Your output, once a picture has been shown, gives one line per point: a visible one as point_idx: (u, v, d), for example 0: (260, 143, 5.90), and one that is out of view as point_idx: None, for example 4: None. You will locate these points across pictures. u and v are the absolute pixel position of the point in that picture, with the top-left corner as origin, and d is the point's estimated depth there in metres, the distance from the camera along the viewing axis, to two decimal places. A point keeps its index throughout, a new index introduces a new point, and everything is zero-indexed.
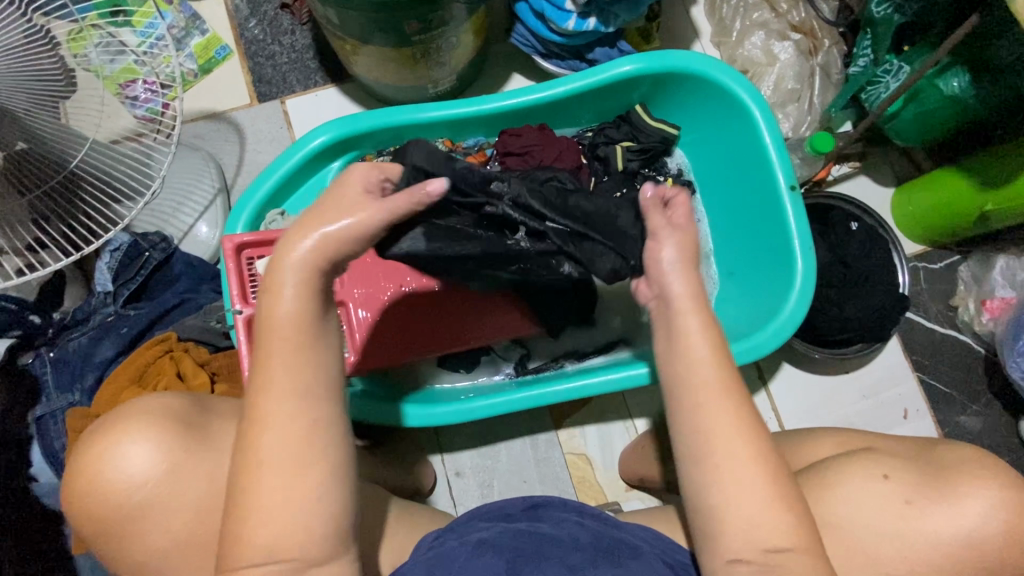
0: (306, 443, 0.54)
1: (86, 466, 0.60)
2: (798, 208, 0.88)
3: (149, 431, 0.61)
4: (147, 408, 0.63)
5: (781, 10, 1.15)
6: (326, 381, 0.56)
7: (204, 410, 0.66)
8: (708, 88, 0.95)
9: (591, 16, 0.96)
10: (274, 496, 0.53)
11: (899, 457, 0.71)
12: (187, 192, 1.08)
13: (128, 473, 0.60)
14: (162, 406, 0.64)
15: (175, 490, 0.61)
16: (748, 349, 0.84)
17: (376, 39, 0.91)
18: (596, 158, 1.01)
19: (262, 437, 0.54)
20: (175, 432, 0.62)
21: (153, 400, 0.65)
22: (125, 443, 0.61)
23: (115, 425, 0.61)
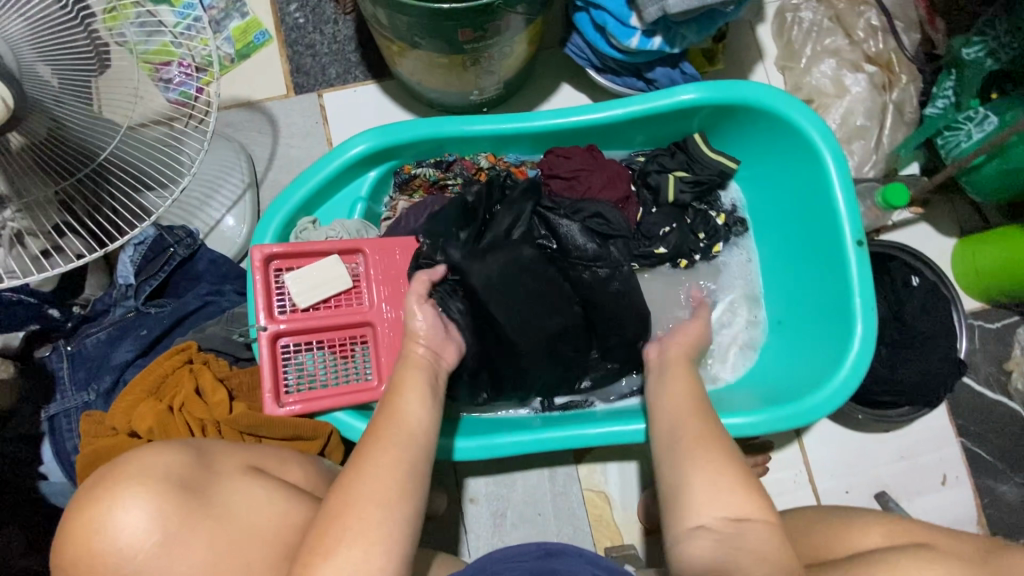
0: (398, 488, 0.61)
1: (84, 528, 0.55)
2: (863, 265, 0.82)
3: (148, 491, 0.57)
4: (148, 464, 0.59)
5: (857, 38, 1.07)
6: (423, 439, 0.65)
7: (206, 468, 0.63)
8: (776, 124, 0.88)
9: (656, 35, 0.89)
10: (360, 532, 0.57)
11: (956, 558, 0.65)
12: (217, 184, 1.04)
13: (122, 539, 0.55)
14: (165, 464, 0.60)
15: (173, 561, 0.56)
16: (793, 415, 0.80)
17: (425, 44, 0.85)
18: (647, 187, 0.95)
19: (364, 478, 0.60)
20: (178, 494, 0.58)
21: (152, 455, 0.61)
22: (122, 507, 0.56)
23: (111, 486, 0.57)
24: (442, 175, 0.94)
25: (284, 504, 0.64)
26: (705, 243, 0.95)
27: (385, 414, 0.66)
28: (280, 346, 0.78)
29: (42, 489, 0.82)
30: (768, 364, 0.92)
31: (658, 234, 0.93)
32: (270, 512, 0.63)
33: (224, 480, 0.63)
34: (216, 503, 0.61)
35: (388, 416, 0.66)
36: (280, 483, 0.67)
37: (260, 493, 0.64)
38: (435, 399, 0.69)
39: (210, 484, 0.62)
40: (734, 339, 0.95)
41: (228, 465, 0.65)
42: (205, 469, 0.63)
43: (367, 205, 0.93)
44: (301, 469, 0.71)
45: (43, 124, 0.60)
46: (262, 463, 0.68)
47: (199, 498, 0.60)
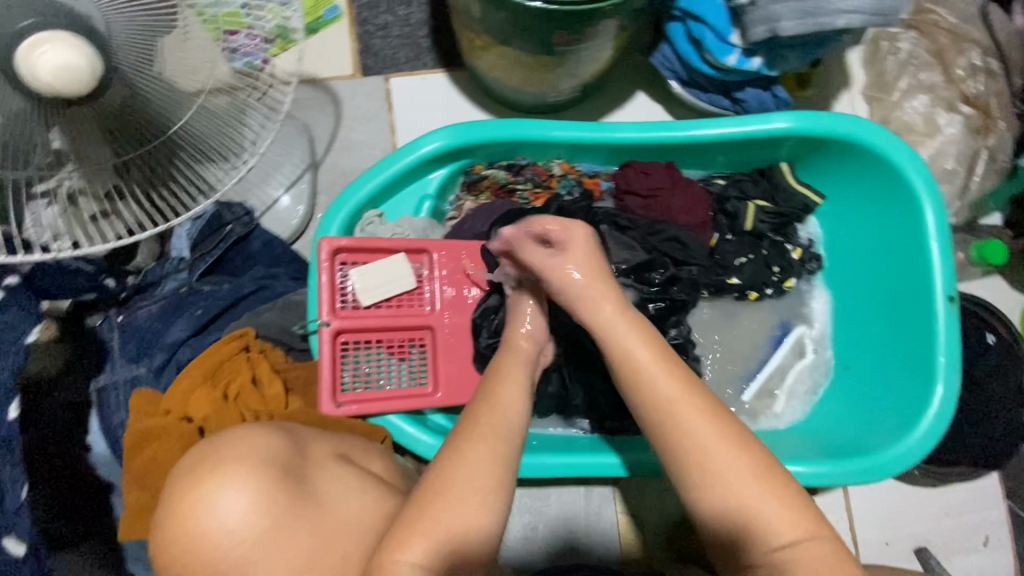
0: (500, 474, 0.57)
1: (180, 505, 0.51)
2: (953, 321, 0.78)
3: (251, 468, 0.53)
4: (250, 443, 0.56)
5: (955, 76, 1.01)
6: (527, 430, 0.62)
7: (300, 453, 0.60)
8: (873, 163, 0.83)
9: (756, 56, 0.85)
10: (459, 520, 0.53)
11: None
12: (278, 162, 1.01)
13: (222, 524, 0.51)
14: (265, 444, 0.57)
15: (274, 551, 0.52)
16: (861, 470, 0.76)
17: (516, 43, 0.82)
18: (724, 212, 0.91)
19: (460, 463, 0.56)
20: (280, 472, 0.55)
21: (252, 436, 0.57)
22: (226, 483, 0.52)
23: (215, 465, 0.53)
24: (513, 178, 0.91)
25: (376, 494, 0.60)
26: (779, 277, 0.91)
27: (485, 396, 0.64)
28: (340, 344, 0.76)
29: (87, 461, 0.79)
30: (832, 411, 0.88)
31: (733, 264, 0.89)
32: (365, 501, 0.59)
33: (321, 469, 0.60)
34: (313, 488, 0.57)
35: (490, 405, 0.62)
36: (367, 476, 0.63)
37: (353, 482, 0.61)
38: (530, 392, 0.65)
39: (308, 470, 0.59)
40: (797, 381, 0.91)
41: (318, 452, 0.62)
42: (300, 455, 0.60)
43: (434, 203, 0.90)
44: (382, 463, 0.68)
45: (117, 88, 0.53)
46: (349, 452, 0.66)
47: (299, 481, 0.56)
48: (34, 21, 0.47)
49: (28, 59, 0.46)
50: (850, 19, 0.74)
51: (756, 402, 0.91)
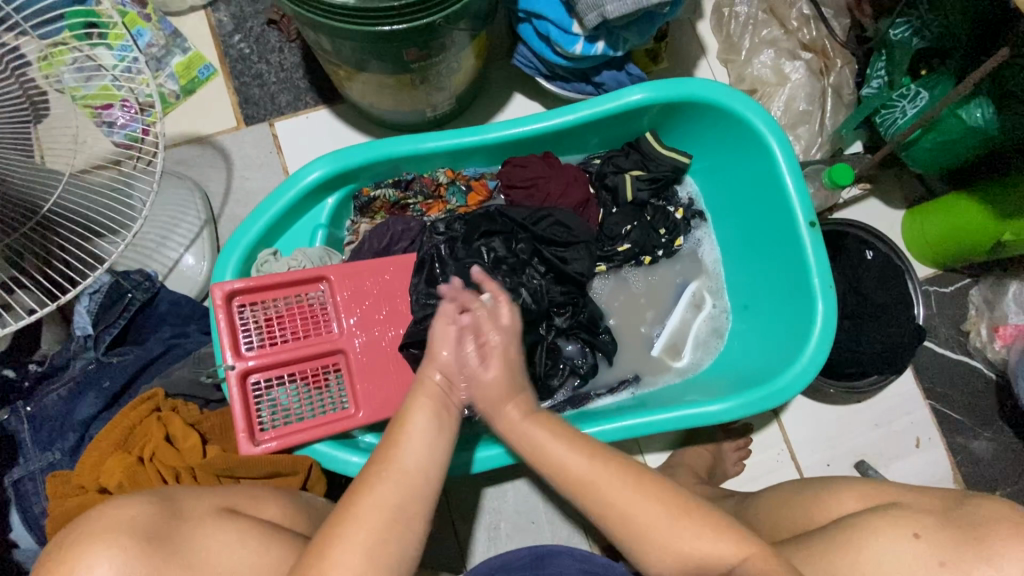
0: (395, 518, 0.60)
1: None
2: (817, 245, 0.85)
3: (127, 536, 0.55)
4: (117, 516, 0.56)
5: (791, 27, 1.10)
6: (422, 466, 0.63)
7: (176, 514, 0.60)
8: (722, 116, 0.90)
9: (599, 40, 0.91)
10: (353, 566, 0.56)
11: (927, 512, 0.66)
12: (173, 223, 1.02)
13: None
14: (133, 514, 0.57)
15: None
16: (764, 398, 0.82)
17: (373, 66, 0.86)
18: (605, 187, 0.96)
19: (361, 509, 0.60)
20: (146, 545, 0.55)
21: (118, 509, 0.57)
22: (93, 557, 0.53)
23: (85, 540, 0.55)
24: (402, 194, 0.94)
25: (251, 550, 0.60)
26: (667, 238, 0.97)
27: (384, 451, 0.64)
28: (251, 383, 0.77)
29: (14, 558, 0.78)
30: (738, 350, 0.95)
31: (620, 232, 0.95)
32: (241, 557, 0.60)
33: (199, 528, 0.60)
34: (194, 549, 0.58)
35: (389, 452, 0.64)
36: (253, 521, 0.63)
37: (232, 537, 0.60)
38: (441, 433, 0.66)
39: (180, 533, 0.58)
40: (702, 330, 0.98)
41: (202, 510, 0.62)
42: (176, 517, 0.59)
43: (328, 231, 0.93)
44: (277, 509, 0.69)
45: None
46: (237, 503, 0.65)
47: (166, 545, 0.56)
48: None
49: None
50: None
51: (671, 357, 0.97)
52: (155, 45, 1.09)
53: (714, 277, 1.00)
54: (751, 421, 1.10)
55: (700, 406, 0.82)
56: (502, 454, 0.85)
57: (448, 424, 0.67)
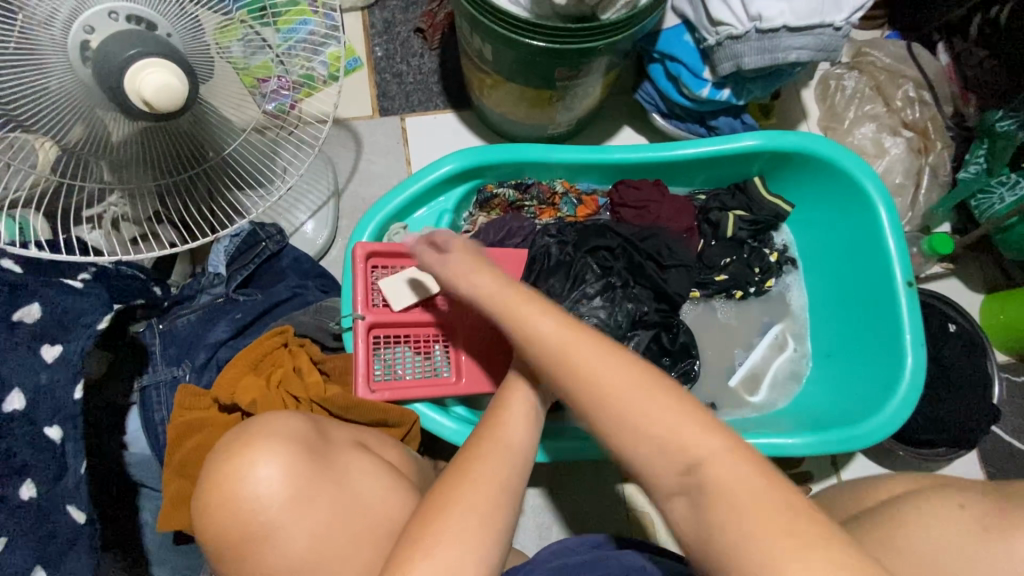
0: (498, 496, 0.58)
1: (218, 491, 0.60)
2: (913, 304, 0.89)
3: (288, 444, 0.62)
4: (278, 426, 0.64)
5: (895, 106, 1.17)
6: (525, 460, 0.61)
7: (324, 436, 0.66)
8: (831, 172, 0.96)
9: (726, 87, 0.99)
10: (466, 535, 0.55)
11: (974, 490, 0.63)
12: (306, 191, 1.13)
13: (259, 489, 0.60)
14: (291, 427, 0.64)
15: (303, 511, 0.60)
16: (847, 439, 0.85)
17: (521, 79, 0.96)
18: (708, 221, 1.02)
19: (467, 488, 0.57)
20: (305, 454, 0.62)
21: (280, 421, 0.65)
22: (258, 459, 0.60)
23: (249, 443, 0.62)
24: (521, 196, 1.02)
25: (387, 482, 0.66)
26: (760, 277, 1.02)
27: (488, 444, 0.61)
28: (372, 338, 0.83)
29: (124, 458, 0.84)
30: (817, 395, 0.98)
31: (719, 263, 1.00)
32: (379, 488, 0.65)
33: (344, 452, 0.66)
34: (340, 462, 0.65)
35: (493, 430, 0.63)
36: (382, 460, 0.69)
37: (370, 466, 0.67)
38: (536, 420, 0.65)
39: (331, 452, 0.65)
40: (782, 370, 1.01)
41: (341, 437, 0.68)
42: (323, 437, 0.66)
43: (452, 217, 1.01)
44: (396, 452, 0.74)
45: (188, 119, 0.71)
46: (367, 440, 0.72)
47: (321, 460, 0.63)
48: (136, 50, 0.61)
49: (135, 82, 0.60)
50: (799, 54, 0.89)
51: (748, 390, 1.00)
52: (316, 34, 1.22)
53: (799, 322, 1.04)
54: (811, 470, 1.11)
55: (783, 438, 0.85)
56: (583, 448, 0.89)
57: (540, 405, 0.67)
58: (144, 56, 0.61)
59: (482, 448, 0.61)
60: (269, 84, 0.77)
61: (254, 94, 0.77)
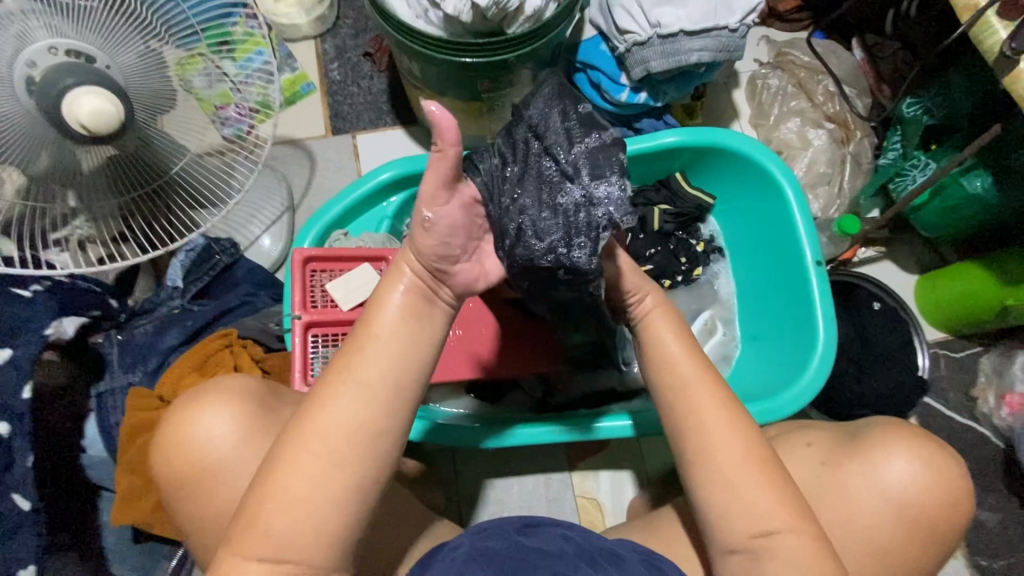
0: (348, 442, 0.56)
1: (168, 443, 0.69)
2: (823, 284, 0.94)
3: (232, 407, 0.70)
4: (232, 384, 0.73)
5: (817, 101, 1.24)
6: (399, 378, 0.59)
7: (274, 396, 0.75)
8: (745, 164, 1.03)
9: (642, 91, 1.06)
10: (302, 485, 0.55)
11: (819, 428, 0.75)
12: (260, 206, 1.19)
13: (211, 435, 0.69)
14: (245, 385, 0.74)
15: (245, 457, 0.69)
16: (764, 411, 0.89)
17: (450, 92, 1.04)
18: (636, 217, 1.08)
19: (310, 431, 0.56)
20: (254, 408, 0.71)
21: (235, 379, 0.74)
22: (212, 411, 0.70)
23: (205, 397, 0.71)
24: None
25: None
26: (687, 266, 1.08)
27: (343, 368, 0.59)
28: (310, 337, 0.89)
29: (81, 461, 0.89)
30: (744, 374, 1.02)
31: (644, 254, 1.07)
32: None
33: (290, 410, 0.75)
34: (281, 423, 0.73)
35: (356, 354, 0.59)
36: None
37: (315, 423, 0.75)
38: (422, 332, 0.61)
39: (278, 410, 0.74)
40: (712, 354, 1.06)
41: (291, 400, 0.77)
42: (274, 396, 0.75)
43: (392, 223, 1.07)
44: None
45: (133, 141, 0.77)
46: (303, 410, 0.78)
47: (269, 413, 0.72)
48: (76, 80, 0.68)
49: (71, 106, 0.67)
50: (700, 55, 0.97)
51: None
52: None
53: (727, 308, 1.09)
54: None
55: None
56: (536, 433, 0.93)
57: (430, 318, 0.62)
58: (81, 85, 0.68)
59: (331, 389, 0.57)
60: (228, 110, 0.86)
61: (213, 120, 0.84)
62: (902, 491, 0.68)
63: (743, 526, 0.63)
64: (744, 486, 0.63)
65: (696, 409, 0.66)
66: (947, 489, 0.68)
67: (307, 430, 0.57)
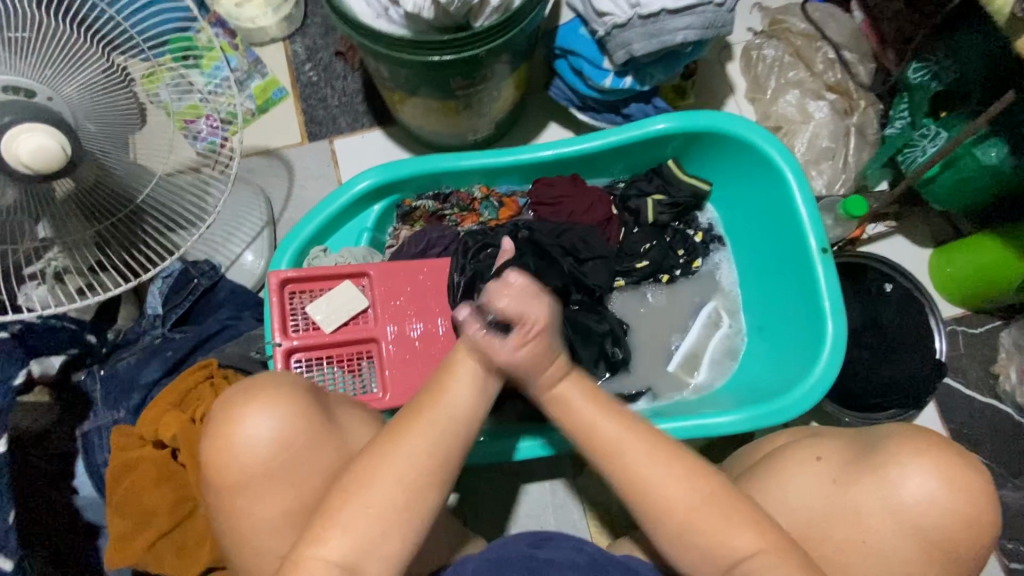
0: (410, 494, 0.60)
1: (216, 444, 0.64)
2: (830, 273, 0.88)
3: (285, 405, 0.65)
4: (278, 382, 0.67)
5: (817, 70, 1.16)
6: (459, 432, 0.64)
7: (322, 392, 0.71)
8: (740, 147, 0.96)
9: (628, 75, 1.00)
10: (361, 532, 0.57)
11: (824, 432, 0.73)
12: (238, 223, 1.15)
13: (260, 435, 0.63)
14: (297, 380, 0.69)
15: (296, 457, 0.64)
16: (769, 412, 0.85)
17: (423, 92, 0.98)
18: (628, 210, 1.02)
19: (377, 480, 0.59)
20: (307, 405, 0.66)
21: (280, 376, 0.69)
22: (261, 410, 0.64)
23: (251, 396, 0.65)
24: (440, 206, 1.04)
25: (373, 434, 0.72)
26: (685, 259, 1.02)
27: (410, 421, 0.63)
28: (293, 361, 0.87)
29: (74, 503, 0.86)
30: (751, 369, 0.98)
31: (639, 250, 1.00)
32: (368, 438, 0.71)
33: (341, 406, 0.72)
34: (338, 423, 0.69)
35: (427, 408, 0.64)
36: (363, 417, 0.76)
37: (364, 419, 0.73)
38: (479, 392, 0.67)
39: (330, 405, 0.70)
40: (717, 348, 1.02)
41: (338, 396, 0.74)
42: (321, 392, 0.71)
43: (372, 234, 1.03)
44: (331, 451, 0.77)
45: (91, 173, 0.68)
46: None
47: (321, 409, 0.68)
48: (11, 119, 0.60)
49: (10, 147, 0.60)
50: (686, 34, 0.90)
51: (685, 371, 1.00)
52: (239, 69, 1.24)
53: (731, 298, 1.04)
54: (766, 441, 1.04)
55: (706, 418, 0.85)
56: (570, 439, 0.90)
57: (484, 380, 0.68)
58: (18, 123, 0.60)
59: (398, 442, 0.61)
60: (199, 124, 0.78)
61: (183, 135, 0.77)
62: (916, 511, 0.65)
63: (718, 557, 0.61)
64: (701, 523, 0.62)
65: (625, 450, 0.65)
66: (969, 514, 0.64)
67: (373, 480, 0.59)
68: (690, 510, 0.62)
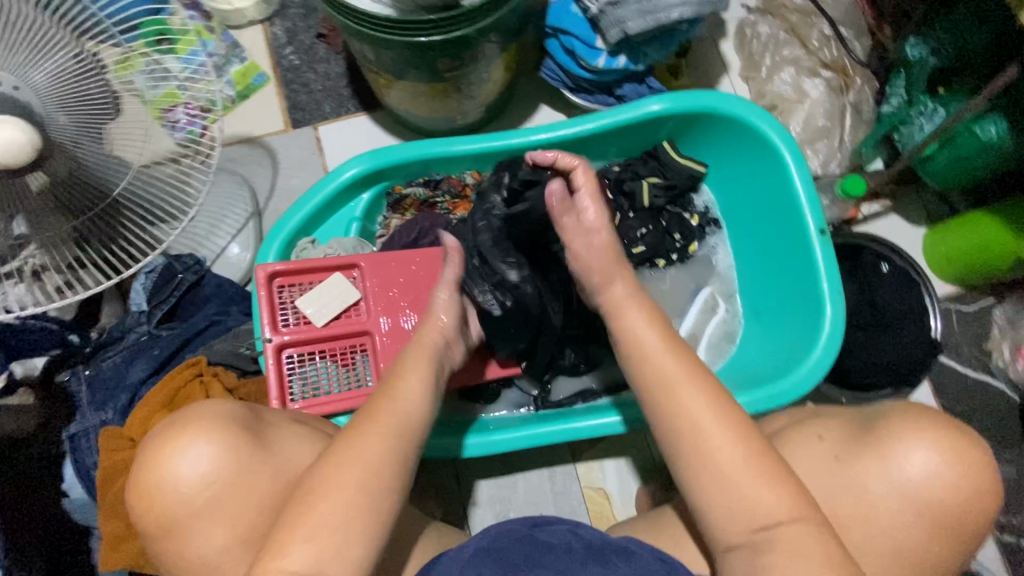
0: (371, 490, 0.59)
1: (142, 489, 0.62)
2: (828, 254, 0.87)
3: (211, 437, 0.63)
4: (203, 413, 0.66)
5: (812, 47, 1.14)
6: (403, 431, 0.64)
7: (257, 418, 0.70)
8: (738, 127, 0.94)
9: (621, 55, 0.97)
10: (326, 533, 0.55)
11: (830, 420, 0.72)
12: (222, 215, 1.12)
13: (187, 472, 0.62)
14: (223, 409, 0.67)
15: (231, 491, 0.63)
16: (769, 396, 0.84)
17: (410, 75, 0.94)
18: (623, 193, 1.00)
19: (335, 481, 0.58)
20: (238, 432, 0.65)
21: (208, 407, 0.67)
22: (187, 445, 0.63)
23: (177, 431, 0.64)
24: (431, 193, 1.01)
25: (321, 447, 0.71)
26: (681, 243, 1.01)
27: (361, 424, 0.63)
28: (285, 357, 0.85)
29: (64, 506, 0.86)
30: (747, 353, 0.98)
31: (636, 235, 0.98)
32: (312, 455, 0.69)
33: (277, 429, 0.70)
34: (277, 447, 0.67)
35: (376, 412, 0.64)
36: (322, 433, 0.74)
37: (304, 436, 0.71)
38: (429, 390, 0.69)
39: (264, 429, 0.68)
40: (714, 333, 1.01)
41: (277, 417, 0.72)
42: (256, 417, 0.70)
43: (362, 224, 1.00)
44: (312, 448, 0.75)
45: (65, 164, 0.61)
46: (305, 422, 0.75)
47: (252, 437, 0.66)
48: None
49: None
50: (682, 10, 0.88)
51: None
52: (216, 53, 1.17)
53: (726, 282, 1.03)
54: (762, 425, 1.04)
55: None
56: (564, 428, 0.89)
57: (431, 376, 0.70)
58: None
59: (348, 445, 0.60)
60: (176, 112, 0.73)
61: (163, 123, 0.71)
62: (925, 487, 0.65)
63: (740, 517, 0.59)
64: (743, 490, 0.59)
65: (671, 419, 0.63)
66: (974, 495, 0.65)
67: (323, 488, 0.58)
68: (718, 475, 0.60)
